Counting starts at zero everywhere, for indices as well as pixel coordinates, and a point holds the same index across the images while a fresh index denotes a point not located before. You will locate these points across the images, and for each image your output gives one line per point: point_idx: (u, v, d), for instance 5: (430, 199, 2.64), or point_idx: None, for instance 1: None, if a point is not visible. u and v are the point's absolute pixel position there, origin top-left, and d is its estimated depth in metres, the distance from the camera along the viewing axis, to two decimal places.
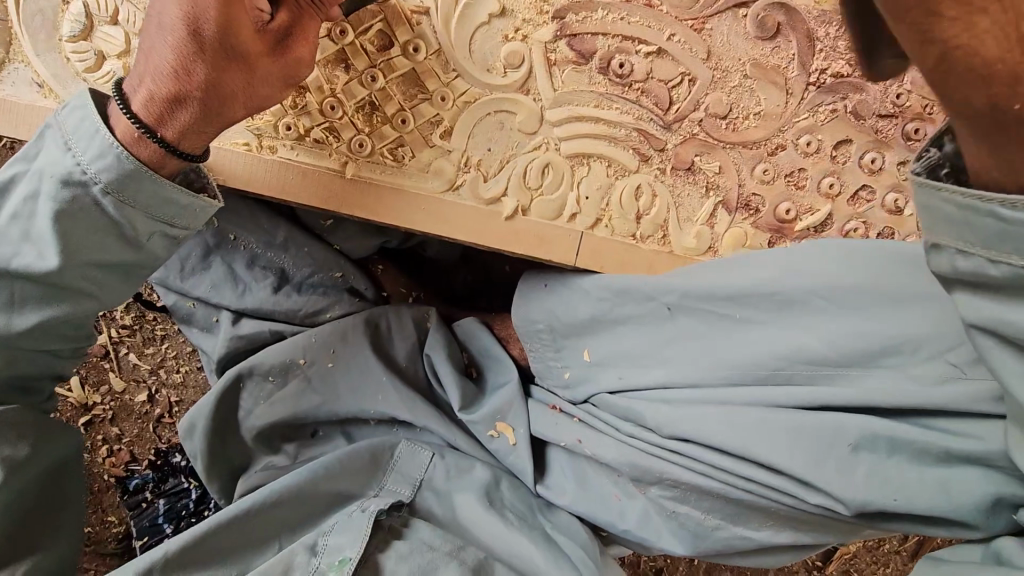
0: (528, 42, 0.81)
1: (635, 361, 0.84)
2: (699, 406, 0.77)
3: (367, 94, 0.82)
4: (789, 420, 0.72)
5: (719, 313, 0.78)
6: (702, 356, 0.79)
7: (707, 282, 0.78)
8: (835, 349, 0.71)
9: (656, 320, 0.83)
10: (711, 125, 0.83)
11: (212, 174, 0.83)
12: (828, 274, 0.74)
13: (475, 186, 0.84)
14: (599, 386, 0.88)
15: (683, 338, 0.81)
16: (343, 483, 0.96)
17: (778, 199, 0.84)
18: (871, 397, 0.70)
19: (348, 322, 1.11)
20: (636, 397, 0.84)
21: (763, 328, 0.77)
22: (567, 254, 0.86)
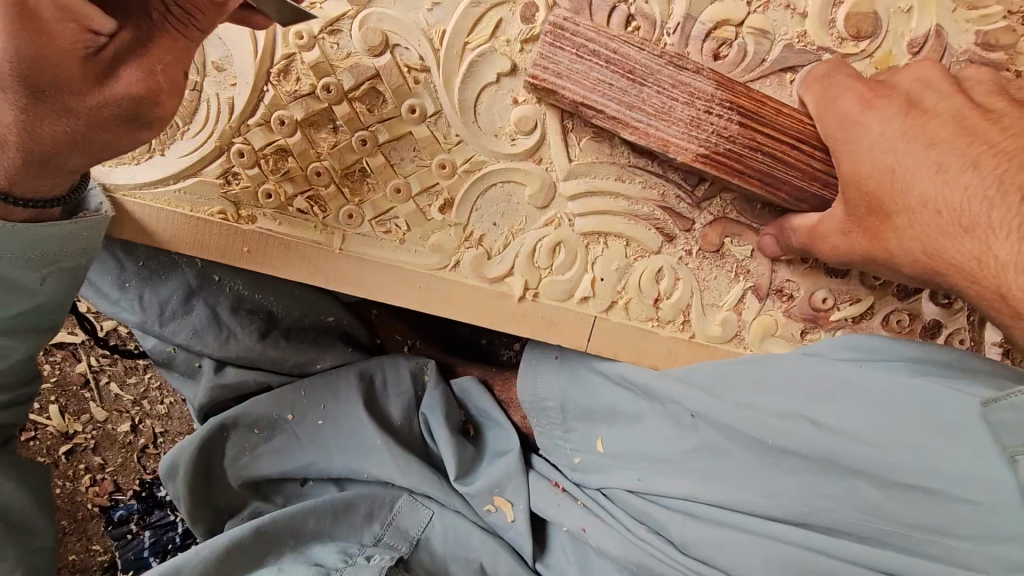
0: (542, 106, 0.71)
1: (655, 465, 0.80)
2: (725, 529, 0.74)
3: (358, 159, 0.73)
4: (822, 563, 0.68)
5: (753, 436, 0.73)
6: (730, 474, 0.74)
7: (734, 388, 0.75)
8: (890, 499, 0.66)
9: (677, 425, 0.78)
10: (745, 204, 0.73)
11: (198, 247, 0.75)
12: (866, 394, 0.69)
13: (477, 264, 0.75)
14: (618, 483, 0.83)
15: (705, 453, 0.76)
16: (338, 530, 0.93)
17: (815, 286, 0.76)
18: (910, 542, 0.65)
19: (341, 374, 1.04)
20: (655, 502, 0.80)
21: (800, 449, 0.70)
22: (577, 339, 0.78)
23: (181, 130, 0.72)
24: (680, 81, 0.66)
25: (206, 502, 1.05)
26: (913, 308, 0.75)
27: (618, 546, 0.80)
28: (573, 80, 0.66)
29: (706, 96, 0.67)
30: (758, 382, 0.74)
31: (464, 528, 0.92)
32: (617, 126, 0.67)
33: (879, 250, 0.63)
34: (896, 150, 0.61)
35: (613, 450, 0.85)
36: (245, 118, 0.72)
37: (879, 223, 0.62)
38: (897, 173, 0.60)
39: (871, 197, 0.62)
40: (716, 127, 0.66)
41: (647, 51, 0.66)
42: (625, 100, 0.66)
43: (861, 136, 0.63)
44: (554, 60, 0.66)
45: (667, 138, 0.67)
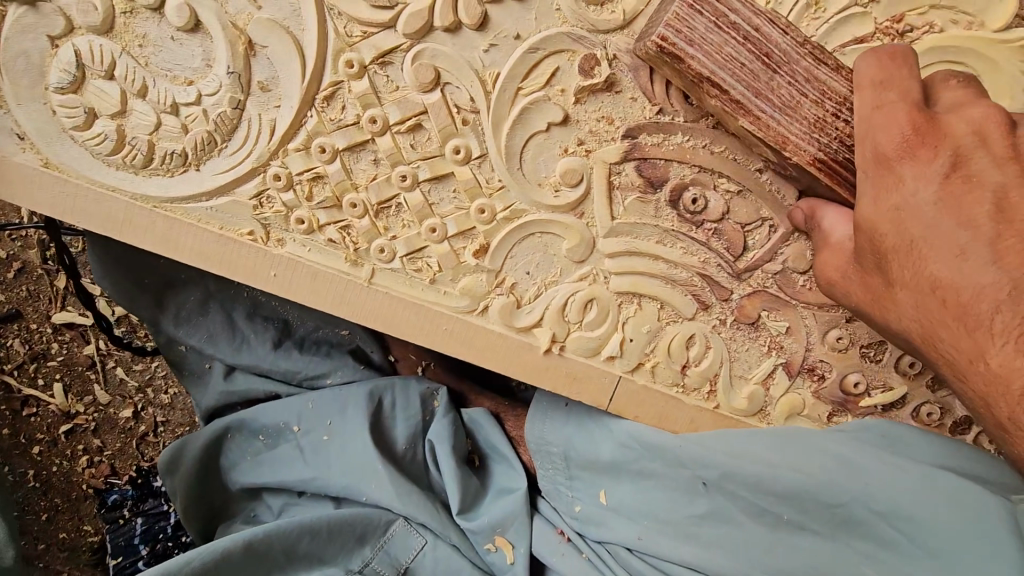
0: (590, 159, 0.69)
1: (659, 528, 0.76)
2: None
3: (396, 193, 0.71)
4: None
5: (772, 512, 0.68)
6: (739, 547, 0.70)
7: (760, 469, 0.68)
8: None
9: (686, 491, 0.74)
10: (787, 281, 0.71)
11: (218, 264, 0.73)
12: (903, 493, 0.62)
13: (505, 312, 0.73)
14: (618, 539, 0.80)
15: (714, 520, 0.72)
16: (328, 550, 0.93)
17: (848, 369, 0.74)
18: None
19: (349, 393, 1.02)
20: (656, 565, 0.77)
21: (819, 540, 0.66)
22: (599, 398, 0.76)
23: (218, 147, 0.70)
24: (816, 76, 0.57)
25: (200, 502, 1.06)
26: (946, 404, 0.74)
27: None
28: (705, 50, 0.56)
29: (838, 98, 0.58)
30: (776, 459, 0.68)
31: (456, 567, 0.92)
32: (735, 111, 0.58)
33: (878, 311, 0.58)
34: (922, 211, 0.53)
35: (616, 504, 0.82)
36: (285, 141, 0.70)
37: (880, 286, 0.57)
38: (915, 243, 0.53)
39: (879, 252, 0.56)
40: (841, 133, 0.58)
41: (791, 37, 0.57)
42: (754, 84, 0.57)
43: (894, 185, 0.54)
44: (689, 24, 0.56)
45: (788, 135, 0.58)
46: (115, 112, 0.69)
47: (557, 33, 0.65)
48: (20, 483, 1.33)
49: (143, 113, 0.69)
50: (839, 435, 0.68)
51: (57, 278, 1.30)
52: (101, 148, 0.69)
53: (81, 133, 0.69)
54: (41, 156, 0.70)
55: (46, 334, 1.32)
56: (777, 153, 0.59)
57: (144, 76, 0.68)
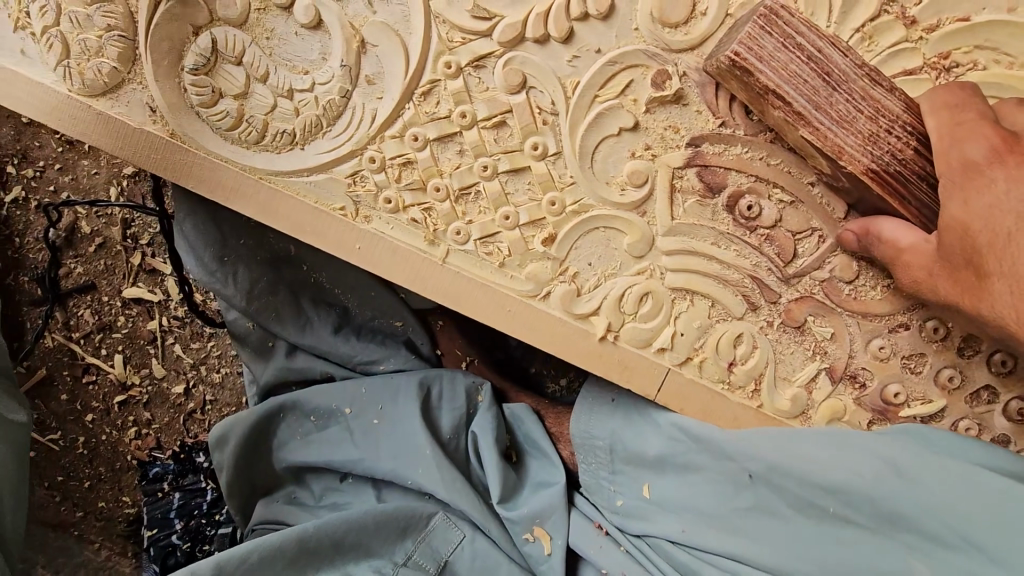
0: (655, 163, 0.76)
1: (701, 521, 0.79)
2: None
3: (477, 182, 0.78)
4: None
5: (815, 504, 0.70)
6: (782, 538, 0.72)
7: (804, 463, 0.70)
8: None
9: (732, 482, 0.76)
10: (833, 289, 0.76)
11: (311, 238, 0.81)
12: (952, 494, 0.63)
13: (567, 298, 0.79)
14: (658, 530, 0.83)
15: (757, 513, 0.75)
16: (374, 541, 0.96)
17: (888, 379, 0.77)
18: None
19: (401, 381, 1.07)
20: (698, 557, 0.79)
21: (866, 534, 0.69)
22: (648, 388, 0.80)
23: (323, 130, 0.79)
24: (870, 94, 0.63)
25: (247, 479, 1.10)
26: (984, 419, 0.77)
27: None
28: (772, 67, 0.63)
29: (891, 116, 0.64)
30: (821, 457, 0.70)
31: (495, 556, 0.95)
32: (796, 122, 0.64)
33: (971, 303, 0.60)
34: (1013, 208, 0.56)
35: (659, 497, 0.84)
36: (383, 129, 0.78)
37: (973, 280, 0.60)
38: (1012, 237, 0.56)
39: (971, 249, 0.59)
40: (893, 148, 0.64)
41: (850, 59, 0.64)
42: (815, 99, 0.64)
43: (984, 187, 0.58)
44: (760, 43, 0.63)
45: (844, 146, 0.64)
46: (238, 93, 0.78)
47: (634, 49, 0.73)
48: (69, 448, 1.40)
49: (262, 96, 0.78)
50: (884, 439, 0.69)
51: (133, 254, 1.39)
52: (223, 124, 0.78)
53: (207, 110, 0.79)
54: (168, 128, 0.80)
55: (115, 306, 1.40)
56: (832, 163, 0.65)
57: (268, 64, 0.77)
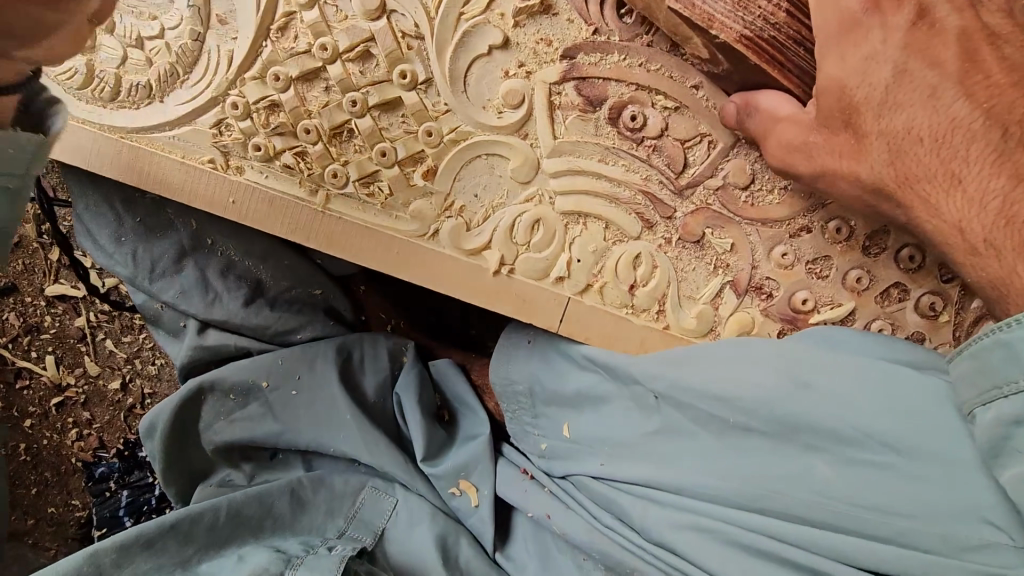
0: (531, 80, 0.72)
1: (618, 451, 0.77)
2: (687, 516, 0.69)
3: (347, 120, 0.74)
4: (786, 557, 0.64)
5: (717, 416, 0.69)
6: (692, 456, 0.70)
7: (699, 376, 0.69)
8: (849, 484, 0.62)
9: (641, 407, 0.75)
10: (729, 196, 0.73)
11: (191, 201, 0.77)
12: (842, 388, 0.63)
13: (456, 235, 0.75)
14: (583, 468, 0.79)
15: (667, 436, 0.73)
16: (304, 520, 0.95)
17: (795, 286, 0.74)
18: (863, 555, 0.61)
19: (318, 348, 1.05)
20: (617, 487, 0.76)
21: (767, 441, 0.66)
22: (549, 320, 0.77)
23: (181, 79, 0.74)
24: None
25: (179, 466, 1.05)
26: (896, 318, 0.74)
27: (583, 533, 0.78)
28: None
29: None
30: (723, 371, 0.69)
31: (426, 515, 0.92)
32: None
33: (851, 164, 0.61)
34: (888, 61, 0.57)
35: (579, 434, 0.81)
36: (241, 71, 0.73)
37: (852, 139, 0.60)
38: (887, 89, 0.57)
39: (850, 107, 0.59)
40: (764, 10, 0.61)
41: None
42: None
43: (860, 41, 0.57)
44: None
45: (713, 13, 0.61)
46: (85, 47, 0.73)
47: None
48: (11, 456, 1.34)
49: (111, 47, 0.73)
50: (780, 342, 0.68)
51: (51, 251, 1.35)
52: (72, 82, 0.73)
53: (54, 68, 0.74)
54: None
55: (39, 307, 1.36)
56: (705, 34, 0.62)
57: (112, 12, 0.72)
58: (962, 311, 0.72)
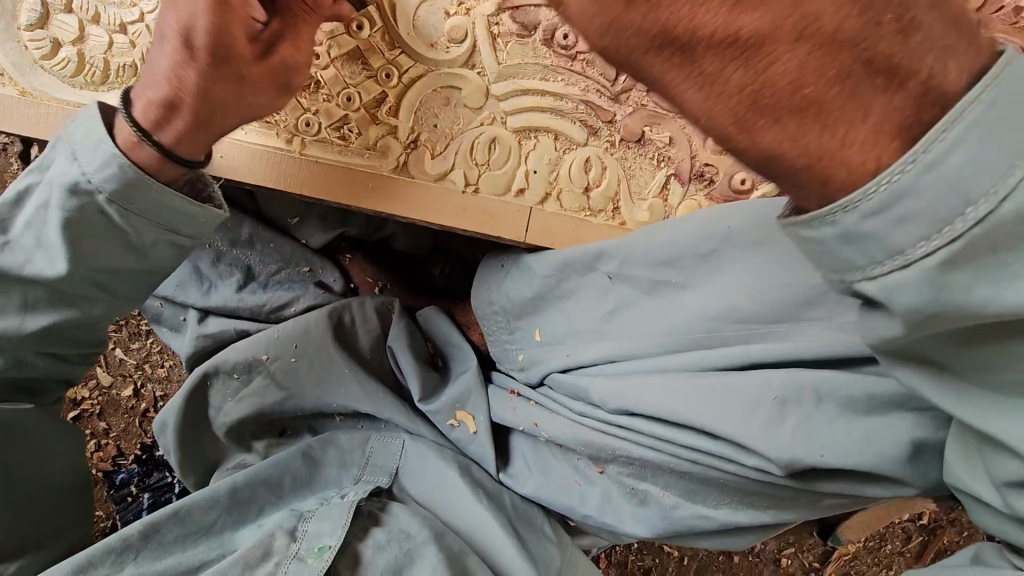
0: (471, 16, 0.80)
1: (582, 338, 0.84)
2: (635, 376, 0.77)
3: (312, 72, 0.82)
4: (730, 387, 0.70)
5: (659, 279, 0.77)
6: (648, 322, 0.78)
7: (644, 247, 0.77)
8: (759, 304, 0.71)
9: (598, 292, 0.81)
10: (660, 95, 0.81)
11: None
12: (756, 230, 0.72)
13: (421, 162, 0.83)
14: (550, 364, 0.87)
15: (624, 310, 0.80)
16: (322, 473, 0.99)
17: (732, 168, 0.82)
18: (802, 349, 0.69)
19: (311, 317, 1.09)
20: (585, 374, 0.83)
21: (699, 292, 0.75)
22: (516, 231, 0.84)
23: None
24: None
25: (196, 456, 1.11)
26: None
27: (565, 430, 0.83)
28: None
29: None
30: (662, 236, 0.76)
31: (427, 453, 0.98)
32: None
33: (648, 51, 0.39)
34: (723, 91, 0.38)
35: (550, 335, 0.87)
36: None
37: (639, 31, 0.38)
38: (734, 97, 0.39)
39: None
40: None
41: None
42: None
43: None
44: None
45: None
46: (75, 39, 0.82)
47: None
48: None
49: (98, 36, 0.82)
50: (711, 210, 0.75)
51: None
52: (65, 70, 0.82)
53: (49, 62, 0.83)
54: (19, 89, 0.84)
55: None
56: None
57: (96, 5, 0.82)
58: None
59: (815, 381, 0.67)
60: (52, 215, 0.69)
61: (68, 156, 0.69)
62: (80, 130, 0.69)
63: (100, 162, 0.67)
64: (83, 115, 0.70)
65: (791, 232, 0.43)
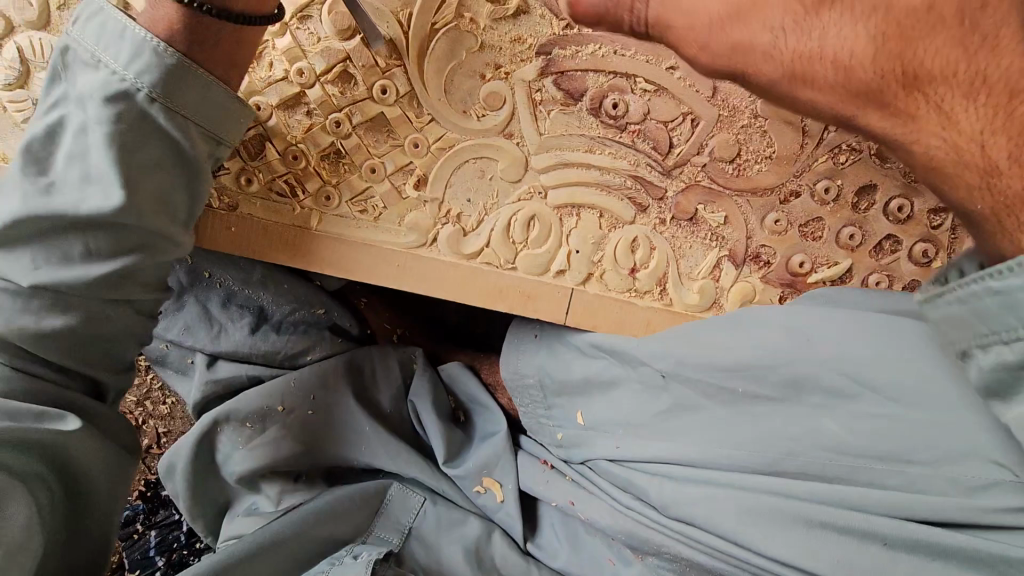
0: (510, 81, 0.72)
1: (631, 430, 0.80)
2: (697, 486, 0.72)
3: (333, 141, 0.74)
4: (808, 513, 0.66)
5: (724, 386, 0.72)
6: (707, 429, 0.73)
7: (711, 346, 0.73)
8: (850, 431, 0.65)
9: (649, 388, 0.78)
10: (717, 170, 0.74)
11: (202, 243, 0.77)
12: (848, 339, 0.66)
13: (454, 240, 0.76)
14: (597, 452, 0.83)
15: (680, 412, 0.76)
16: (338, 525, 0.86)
17: (792, 250, 0.76)
18: (903, 504, 0.62)
19: (328, 366, 1.02)
20: (635, 468, 0.79)
21: (774, 405, 0.70)
22: (555, 313, 0.79)
23: None
24: None
25: (205, 501, 0.99)
26: (891, 270, 0.77)
27: (605, 516, 0.81)
28: None
29: None
30: (745, 338, 0.72)
31: (454, 515, 0.91)
32: None
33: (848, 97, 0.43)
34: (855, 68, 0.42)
35: (591, 420, 0.84)
36: None
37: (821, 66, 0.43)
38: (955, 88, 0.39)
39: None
40: None
41: None
42: None
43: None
44: None
45: None
46: None
47: None
48: None
49: None
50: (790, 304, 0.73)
51: None
52: None
53: None
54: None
55: None
56: None
57: None
58: (952, 255, 0.76)
59: (922, 531, 0.61)
60: (95, 132, 0.55)
61: (89, 61, 0.56)
62: (92, 24, 0.56)
63: (131, 51, 0.54)
64: (88, 9, 0.57)
65: (930, 308, 0.45)
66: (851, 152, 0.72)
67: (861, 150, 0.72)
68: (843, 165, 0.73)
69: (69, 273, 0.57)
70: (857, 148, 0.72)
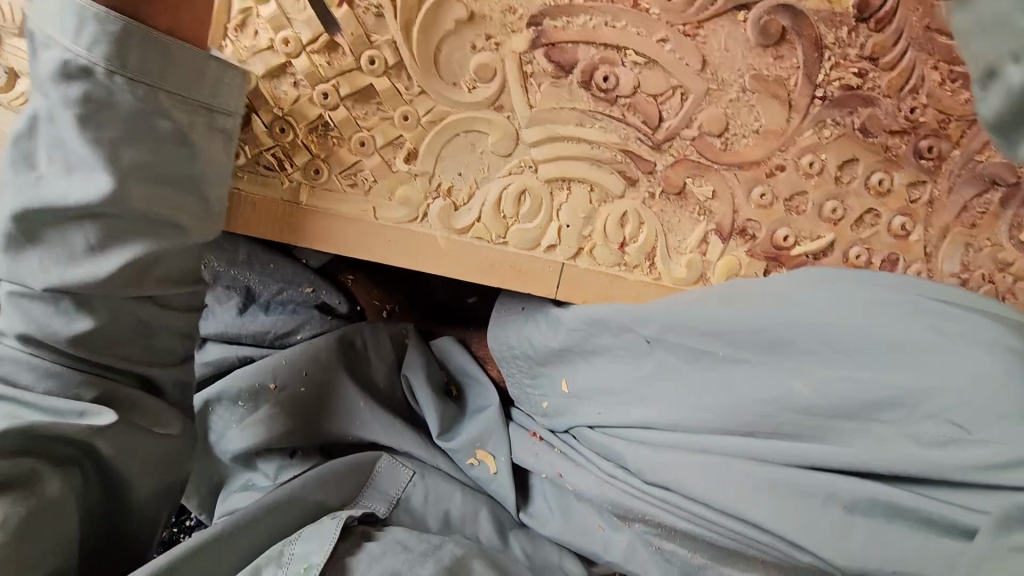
0: (501, 51, 0.71)
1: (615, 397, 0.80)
2: (672, 450, 0.74)
3: (320, 113, 0.73)
4: (781, 478, 0.68)
5: (704, 349, 0.74)
6: (688, 395, 0.74)
7: (688, 313, 0.74)
8: (826, 397, 0.67)
9: (633, 355, 0.78)
10: (705, 144, 0.75)
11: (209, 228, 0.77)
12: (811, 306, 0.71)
13: (445, 215, 0.76)
14: (580, 419, 0.83)
15: (662, 377, 0.77)
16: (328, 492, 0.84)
17: (777, 224, 0.78)
18: (873, 461, 0.64)
19: (319, 340, 1.00)
20: (616, 435, 0.80)
21: (749, 368, 0.72)
22: (546, 287, 0.80)
23: None
24: None
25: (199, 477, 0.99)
26: (871, 243, 0.78)
27: (594, 488, 0.80)
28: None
29: None
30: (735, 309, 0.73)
31: (444, 483, 0.89)
32: None
33: None
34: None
35: (577, 388, 0.83)
36: None
37: None
38: None
39: None
40: None
41: None
42: None
43: None
44: None
45: None
46: None
47: None
48: None
49: None
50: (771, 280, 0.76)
51: None
52: (24, 105, 0.72)
53: (7, 95, 0.72)
54: None
55: None
56: None
57: None
58: (928, 229, 0.78)
59: (885, 493, 0.64)
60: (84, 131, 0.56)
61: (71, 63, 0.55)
62: (64, 23, 0.55)
63: (103, 45, 0.55)
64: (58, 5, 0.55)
65: None
66: (835, 128, 0.74)
67: (844, 125, 0.74)
68: (827, 139, 0.74)
69: (82, 270, 0.57)
70: (840, 122, 0.74)
